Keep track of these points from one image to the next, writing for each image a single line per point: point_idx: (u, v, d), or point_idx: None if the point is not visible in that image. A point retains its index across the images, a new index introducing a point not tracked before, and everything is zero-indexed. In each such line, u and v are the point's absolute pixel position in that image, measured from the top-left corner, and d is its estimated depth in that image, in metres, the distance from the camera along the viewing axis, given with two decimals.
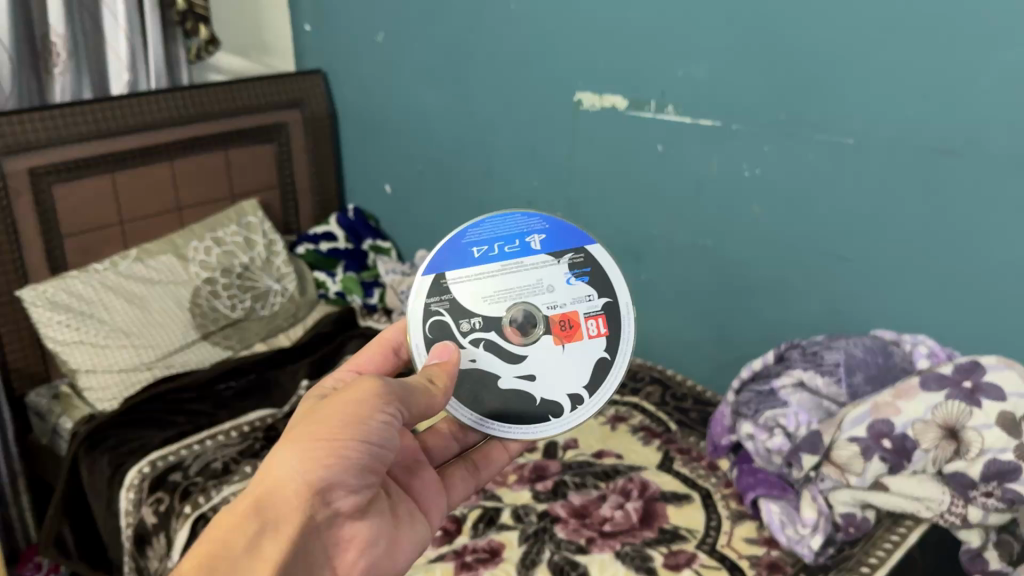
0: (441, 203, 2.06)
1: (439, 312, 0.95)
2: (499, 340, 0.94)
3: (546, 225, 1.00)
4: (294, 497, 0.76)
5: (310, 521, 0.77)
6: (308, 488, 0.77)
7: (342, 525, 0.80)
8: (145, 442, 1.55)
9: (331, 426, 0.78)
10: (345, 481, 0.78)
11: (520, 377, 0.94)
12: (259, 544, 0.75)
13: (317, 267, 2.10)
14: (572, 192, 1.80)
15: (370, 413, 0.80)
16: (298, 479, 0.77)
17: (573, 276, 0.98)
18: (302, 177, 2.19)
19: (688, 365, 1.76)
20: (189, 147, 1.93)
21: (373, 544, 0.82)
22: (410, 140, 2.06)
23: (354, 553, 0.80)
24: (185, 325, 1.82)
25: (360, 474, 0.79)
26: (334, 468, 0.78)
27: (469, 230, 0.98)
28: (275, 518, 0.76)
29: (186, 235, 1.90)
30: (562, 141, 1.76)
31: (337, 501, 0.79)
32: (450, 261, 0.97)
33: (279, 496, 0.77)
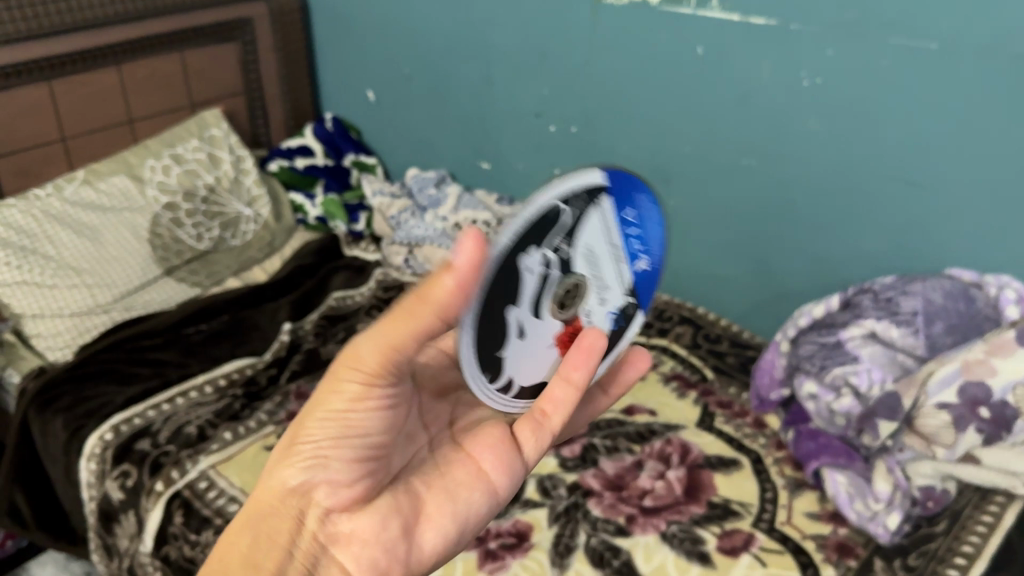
0: (434, 113, 1.81)
1: (568, 217, 0.61)
2: (555, 284, 0.62)
3: (653, 271, 0.74)
4: (281, 499, 0.62)
5: (302, 526, 0.62)
6: (289, 495, 0.62)
7: (339, 523, 0.62)
8: (106, 403, 1.34)
9: (308, 421, 0.60)
10: (324, 477, 0.61)
11: (520, 322, 0.61)
12: (247, 563, 0.61)
13: (292, 187, 1.85)
14: (589, 103, 1.56)
15: (349, 394, 0.58)
16: (283, 485, 0.62)
17: (614, 317, 0.72)
18: (272, 82, 1.89)
19: (719, 301, 1.58)
20: (141, 49, 1.64)
21: (386, 534, 0.62)
22: (395, 38, 1.78)
23: (359, 555, 0.61)
24: (145, 259, 1.59)
25: (342, 468, 0.61)
26: (314, 463, 0.61)
27: (644, 197, 0.70)
28: (260, 532, 0.62)
29: (141, 153, 1.66)
30: (580, 41, 1.51)
31: (323, 499, 0.61)
32: (616, 192, 0.66)
33: (269, 499, 0.63)
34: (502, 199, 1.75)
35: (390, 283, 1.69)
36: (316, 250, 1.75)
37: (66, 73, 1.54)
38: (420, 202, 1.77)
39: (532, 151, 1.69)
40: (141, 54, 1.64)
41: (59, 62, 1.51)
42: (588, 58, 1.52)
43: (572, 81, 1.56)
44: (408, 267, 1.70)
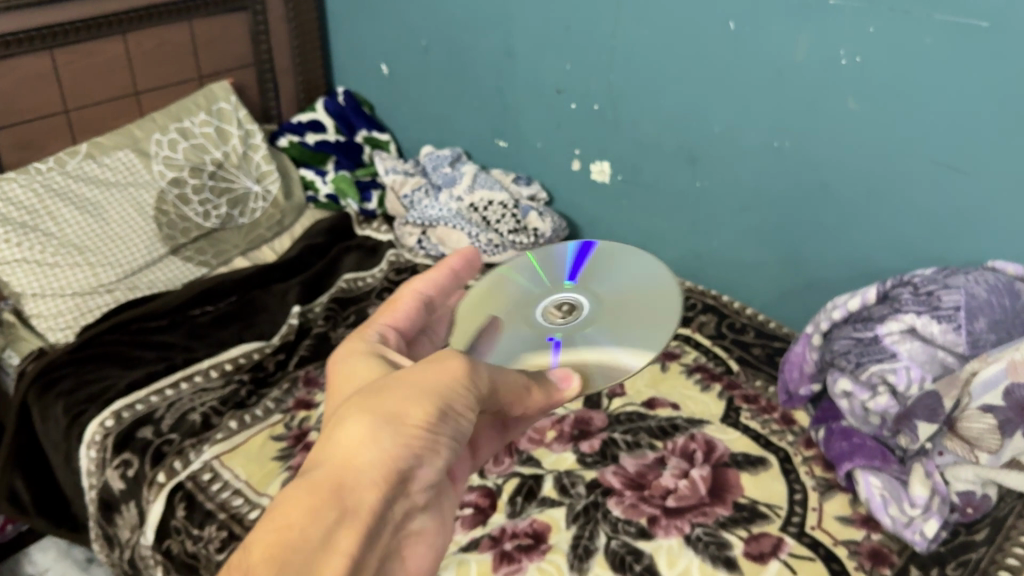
0: (451, 88, 1.74)
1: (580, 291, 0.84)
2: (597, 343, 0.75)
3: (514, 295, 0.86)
4: (376, 477, 0.55)
5: (389, 510, 0.55)
6: (389, 475, 0.55)
7: (416, 519, 0.58)
8: (108, 387, 1.30)
9: (422, 407, 0.58)
10: (427, 466, 0.58)
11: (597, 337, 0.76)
12: (339, 534, 0.51)
13: (303, 163, 1.81)
14: (613, 80, 1.50)
15: (463, 406, 0.61)
16: (384, 460, 0.55)
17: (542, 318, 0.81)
18: (282, 54, 1.82)
19: (745, 289, 1.52)
20: (146, 17, 1.57)
21: (439, 541, 0.61)
22: (410, 10, 1.71)
23: (423, 556, 0.58)
24: (150, 238, 1.53)
25: (441, 466, 0.59)
26: (422, 451, 0.57)
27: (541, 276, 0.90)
28: (353, 507, 0.53)
29: (147, 127, 1.60)
30: (605, 14, 1.44)
31: (416, 491, 0.58)
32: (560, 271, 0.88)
33: (361, 470, 0.54)
34: (519, 178, 1.68)
35: (402, 264, 1.64)
36: (326, 229, 1.69)
37: (68, 43, 1.48)
38: (433, 180, 1.71)
39: (552, 129, 1.62)
40: (146, 23, 1.58)
41: (61, 30, 1.46)
42: (613, 32, 1.45)
43: (596, 56, 1.49)
44: (421, 248, 1.65)
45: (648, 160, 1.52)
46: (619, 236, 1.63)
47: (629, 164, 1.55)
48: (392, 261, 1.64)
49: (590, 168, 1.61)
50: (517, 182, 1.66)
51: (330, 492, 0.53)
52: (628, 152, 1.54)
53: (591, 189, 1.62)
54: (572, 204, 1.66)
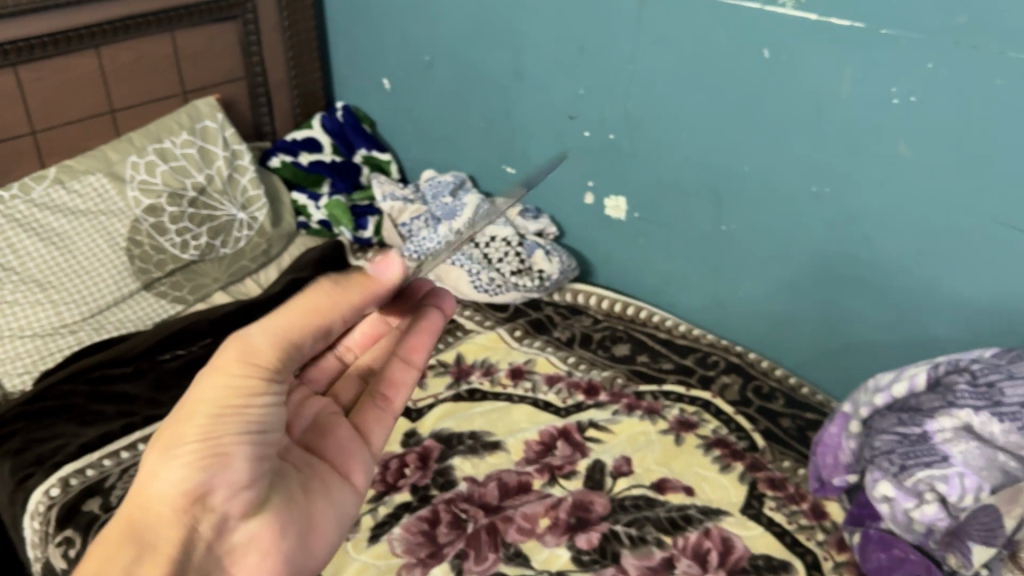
0: (455, 107, 1.59)
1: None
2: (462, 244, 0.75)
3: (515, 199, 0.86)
4: (172, 506, 0.57)
5: (192, 536, 0.57)
6: (182, 499, 0.57)
7: (236, 530, 0.59)
8: (59, 447, 1.17)
9: (199, 417, 0.58)
10: (223, 476, 0.58)
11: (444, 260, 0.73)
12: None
13: (296, 185, 1.67)
14: (631, 107, 1.33)
15: (251, 394, 0.59)
16: (173, 488, 0.57)
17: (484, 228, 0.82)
18: (277, 66, 1.68)
19: (773, 346, 1.35)
20: (123, 30, 1.44)
21: (284, 538, 0.62)
22: (413, 21, 1.56)
23: (258, 563, 0.60)
24: (120, 272, 1.41)
25: (243, 464, 0.59)
26: (208, 464, 0.57)
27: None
28: (149, 544, 0.56)
29: (123, 148, 1.47)
30: (624, 34, 1.28)
31: (220, 503, 0.58)
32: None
33: (147, 515, 0.57)
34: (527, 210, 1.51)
35: None
36: (314, 262, 1.53)
37: (35, 58, 1.35)
38: (434, 208, 1.57)
39: (563, 157, 1.47)
40: (124, 36, 1.45)
41: (29, 45, 1.33)
42: (632, 55, 1.29)
43: (613, 80, 1.33)
44: None
45: (669, 197, 1.36)
46: (635, 278, 1.46)
47: (647, 200, 1.38)
48: None
49: (604, 203, 1.45)
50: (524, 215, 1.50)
51: (120, 544, 0.55)
52: (647, 188, 1.38)
53: (605, 225, 1.46)
54: (584, 240, 1.50)
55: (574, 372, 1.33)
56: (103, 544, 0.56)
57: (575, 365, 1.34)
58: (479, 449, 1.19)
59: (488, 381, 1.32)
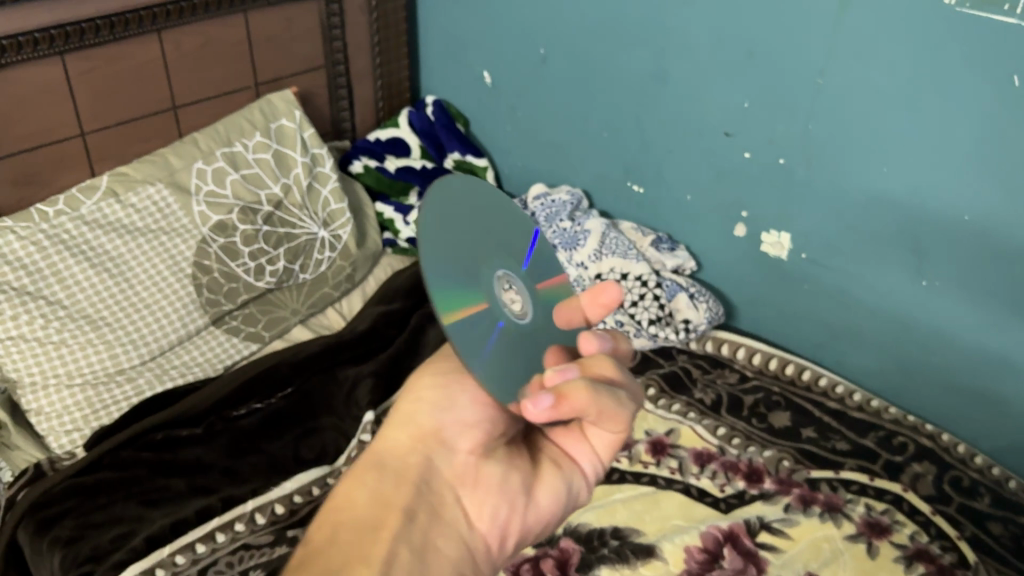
0: (573, 110, 1.35)
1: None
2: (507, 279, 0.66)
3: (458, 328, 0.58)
4: (412, 439, 0.63)
5: (431, 465, 0.62)
6: (422, 431, 0.64)
7: (466, 464, 0.63)
8: (123, 538, 0.96)
9: (436, 367, 0.68)
10: (455, 409, 0.65)
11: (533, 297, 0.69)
12: (390, 489, 0.59)
13: (381, 195, 1.44)
14: (813, 129, 1.10)
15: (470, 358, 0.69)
16: (410, 422, 0.64)
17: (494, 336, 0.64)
18: (360, 53, 1.43)
19: (968, 424, 1.13)
20: (190, 10, 1.20)
21: (507, 485, 0.63)
22: (530, 8, 1.32)
23: (485, 498, 0.62)
24: (184, 305, 1.19)
25: (470, 404, 0.66)
26: (439, 400, 0.66)
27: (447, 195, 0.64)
28: (394, 469, 0.61)
29: (187, 153, 1.25)
30: (815, 41, 1.04)
31: (452, 440, 0.64)
32: None
33: (391, 444, 0.63)
34: (661, 242, 1.28)
35: None
36: (405, 290, 1.32)
37: (87, 45, 1.12)
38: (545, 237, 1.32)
39: (709, 179, 1.24)
40: (191, 18, 1.21)
41: (81, 30, 1.10)
42: (822, 67, 1.05)
43: (793, 95, 1.10)
44: None
45: (850, 240, 1.13)
46: (793, 329, 1.24)
47: (821, 241, 1.16)
48: None
49: (760, 239, 1.22)
50: (659, 249, 1.26)
51: (368, 469, 0.61)
52: (821, 228, 1.15)
53: (759, 265, 1.23)
54: (730, 280, 1.28)
55: (727, 449, 1.11)
56: (357, 471, 0.61)
57: (727, 439, 1.12)
58: (629, 555, 0.96)
59: (626, 458, 1.10)
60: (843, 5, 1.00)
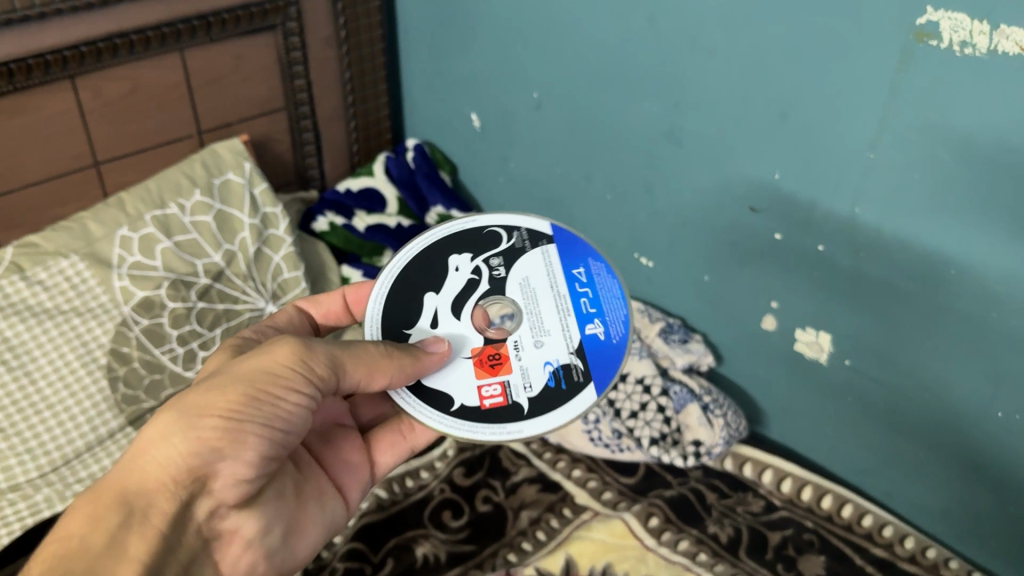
0: (571, 166, 1.14)
1: (505, 237, 0.77)
2: (482, 290, 0.74)
3: (613, 343, 0.72)
4: (171, 478, 0.58)
5: (184, 515, 0.58)
6: (186, 474, 0.58)
7: (226, 517, 0.61)
8: None
9: (228, 397, 0.59)
10: (233, 460, 0.59)
11: (434, 310, 0.73)
12: (125, 543, 0.55)
13: (348, 256, 1.23)
14: (860, 213, 0.87)
15: (287, 388, 0.61)
16: (177, 461, 0.57)
17: (552, 371, 0.70)
18: (328, 91, 1.23)
19: None
20: (110, 51, 1.00)
21: (267, 537, 0.63)
22: (522, 46, 1.10)
23: (239, 557, 0.62)
24: (96, 404, 1.00)
25: (253, 460, 0.59)
26: (221, 447, 0.58)
27: (601, 262, 0.76)
28: (140, 519, 0.56)
29: (109, 218, 1.05)
30: (866, 106, 0.82)
31: (220, 490, 0.59)
32: (562, 243, 0.77)
33: (147, 484, 0.57)
34: (671, 331, 1.04)
35: (474, 447, 1.07)
36: None
37: None
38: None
39: (728, 261, 1.01)
40: (112, 61, 1.01)
41: None
42: (874, 138, 0.83)
43: (836, 170, 0.87)
44: None
45: (905, 352, 0.90)
46: (830, 447, 1.02)
47: (868, 347, 0.93)
48: (461, 442, 1.07)
49: (793, 338, 0.99)
50: (667, 340, 1.03)
51: (109, 507, 0.56)
52: (868, 333, 0.92)
53: (790, 368, 1.01)
54: (755, 382, 1.05)
55: None
56: (93, 506, 0.56)
57: None
58: None
59: None
60: (903, 64, 0.78)
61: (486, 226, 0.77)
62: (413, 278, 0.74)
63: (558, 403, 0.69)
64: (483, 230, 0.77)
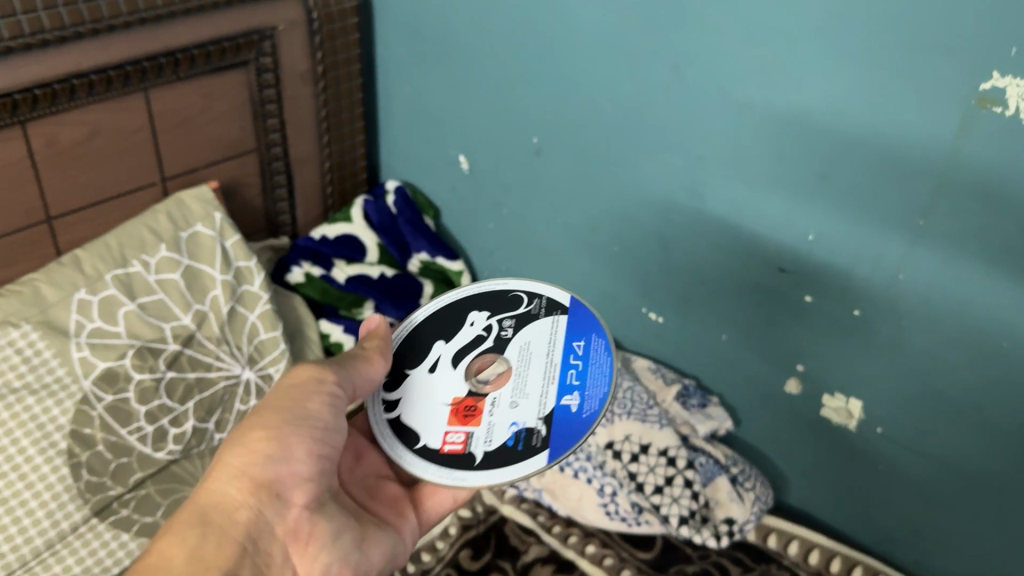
0: (572, 216, 1.07)
1: (525, 302, 0.75)
2: (484, 346, 0.72)
3: (583, 419, 0.67)
4: (238, 484, 0.61)
5: (260, 518, 0.61)
6: (249, 482, 0.61)
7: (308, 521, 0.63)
8: None
9: (262, 414, 0.64)
10: (287, 462, 0.62)
11: (437, 356, 0.72)
12: (203, 547, 0.58)
13: (327, 309, 1.14)
14: (903, 279, 0.82)
15: (303, 394, 0.65)
16: (238, 470, 0.61)
17: (516, 431, 0.67)
18: (303, 132, 1.14)
19: None
20: (67, 92, 0.88)
21: (338, 544, 0.64)
22: (522, 89, 1.03)
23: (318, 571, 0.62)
24: (56, 496, 0.87)
25: (304, 455, 0.63)
26: (273, 450, 0.62)
27: (602, 341, 0.72)
28: (217, 524, 0.59)
29: (65, 280, 0.93)
30: (918, 173, 0.77)
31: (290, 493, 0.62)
32: (571, 319, 0.73)
33: (218, 492, 0.61)
34: (688, 396, 1.00)
35: (477, 524, 0.98)
36: None
37: None
38: None
39: (750, 320, 0.96)
40: (69, 103, 0.89)
41: None
42: (925, 206, 0.77)
43: (876, 235, 0.82)
44: (511, 485, 1.00)
45: (944, 423, 0.86)
46: (854, 509, 0.98)
47: (903, 416, 0.88)
48: (463, 518, 0.99)
49: (818, 401, 0.95)
50: (686, 405, 0.99)
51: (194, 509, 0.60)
52: (905, 402, 0.88)
53: (814, 430, 0.96)
54: (772, 442, 1.01)
55: None
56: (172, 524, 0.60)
57: None
58: None
59: None
60: (962, 132, 0.73)
61: (511, 290, 0.76)
62: (431, 324, 0.74)
63: (510, 462, 0.65)
64: (508, 293, 0.75)
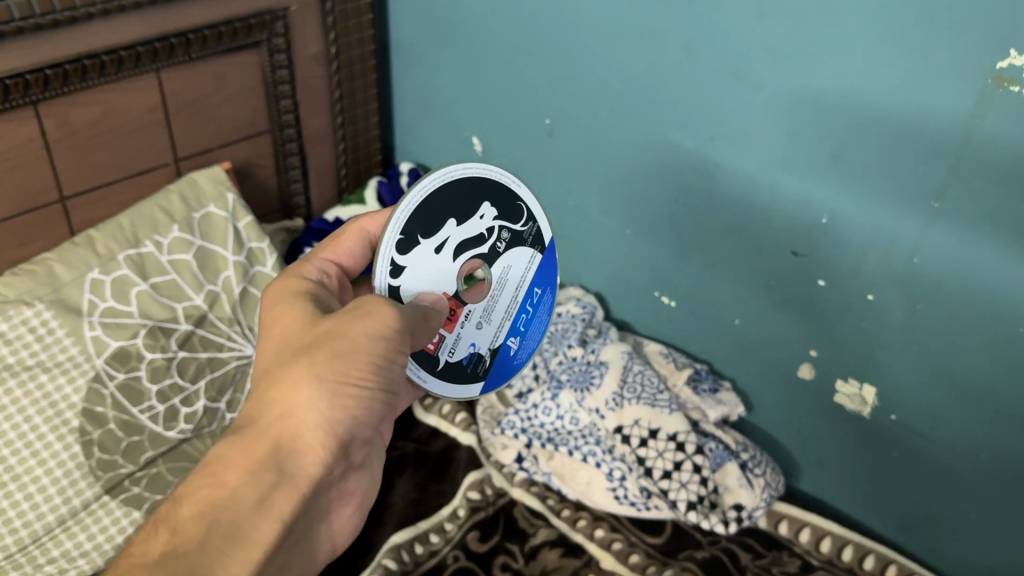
0: (585, 198, 1.06)
1: (524, 218, 0.72)
2: (482, 252, 0.68)
3: (513, 365, 0.75)
4: (319, 439, 0.57)
5: (327, 475, 0.58)
6: (332, 439, 0.57)
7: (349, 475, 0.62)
8: None
9: (358, 364, 0.58)
10: (362, 425, 0.59)
11: (445, 237, 0.66)
12: (275, 499, 0.54)
13: None
14: (918, 263, 0.80)
15: (395, 355, 0.60)
16: (323, 425, 0.57)
17: (473, 354, 0.71)
18: (316, 114, 1.14)
19: None
20: (78, 72, 0.88)
21: (369, 495, 0.65)
22: (535, 70, 1.02)
23: (348, 518, 0.63)
24: (67, 473, 0.88)
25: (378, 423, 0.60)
26: (356, 412, 0.58)
27: (547, 297, 0.76)
28: (290, 476, 0.55)
29: (77, 259, 0.94)
30: (932, 153, 0.75)
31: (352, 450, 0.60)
32: (544, 262, 0.75)
33: (297, 437, 0.56)
34: (699, 380, 1.00)
35: (486, 506, 0.98)
36: None
37: None
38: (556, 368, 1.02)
39: (763, 304, 0.94)
40: (80, 84, 0.90)
41: None
42: (939, 187, 0.76)
43: (889, 218, 0.80)
44: (521, 469, 1.00)
45: (959, 412, 0.84)
46: (866, 497, 0.97)
47: (917, 403, 0.87)
48: (472, 500, 0.98)
49: (830, 387, 0.93)
50: (697, 390, 0.98)
51: (269, 448, 0.55)
52: (918, 389, 0.86)
53: (826, 417, 0.95)
54: (784, 428, 1.00)
55: None
56: (239, 455, 0.54)
57: None
58: None
59: None
60: (978, 111, 0.71)
61: (518, 196, 0.71)
62: (447, 202, 0.66)
63: (460, 380, 0.70)
64: (514, 201, 0.71)
